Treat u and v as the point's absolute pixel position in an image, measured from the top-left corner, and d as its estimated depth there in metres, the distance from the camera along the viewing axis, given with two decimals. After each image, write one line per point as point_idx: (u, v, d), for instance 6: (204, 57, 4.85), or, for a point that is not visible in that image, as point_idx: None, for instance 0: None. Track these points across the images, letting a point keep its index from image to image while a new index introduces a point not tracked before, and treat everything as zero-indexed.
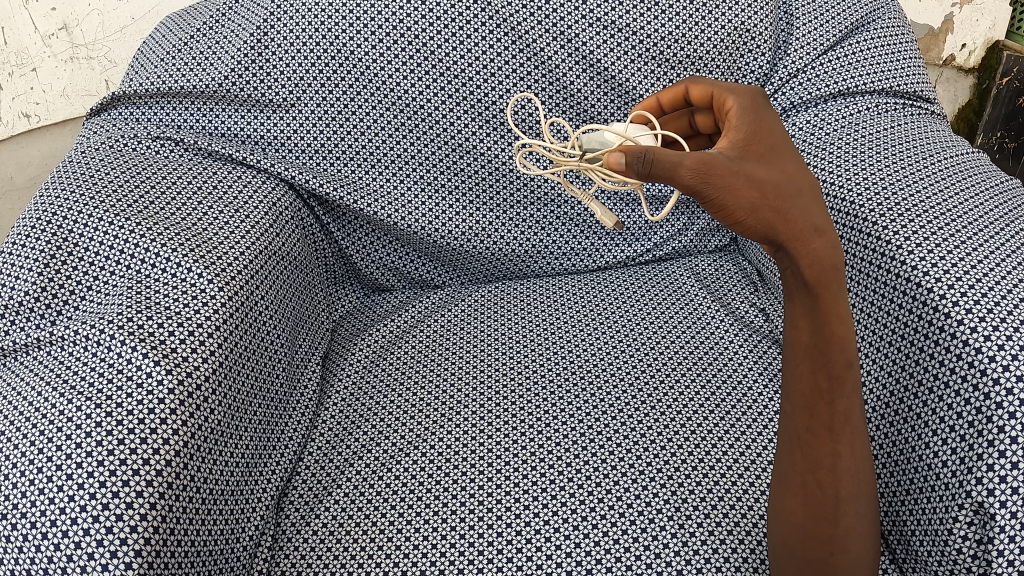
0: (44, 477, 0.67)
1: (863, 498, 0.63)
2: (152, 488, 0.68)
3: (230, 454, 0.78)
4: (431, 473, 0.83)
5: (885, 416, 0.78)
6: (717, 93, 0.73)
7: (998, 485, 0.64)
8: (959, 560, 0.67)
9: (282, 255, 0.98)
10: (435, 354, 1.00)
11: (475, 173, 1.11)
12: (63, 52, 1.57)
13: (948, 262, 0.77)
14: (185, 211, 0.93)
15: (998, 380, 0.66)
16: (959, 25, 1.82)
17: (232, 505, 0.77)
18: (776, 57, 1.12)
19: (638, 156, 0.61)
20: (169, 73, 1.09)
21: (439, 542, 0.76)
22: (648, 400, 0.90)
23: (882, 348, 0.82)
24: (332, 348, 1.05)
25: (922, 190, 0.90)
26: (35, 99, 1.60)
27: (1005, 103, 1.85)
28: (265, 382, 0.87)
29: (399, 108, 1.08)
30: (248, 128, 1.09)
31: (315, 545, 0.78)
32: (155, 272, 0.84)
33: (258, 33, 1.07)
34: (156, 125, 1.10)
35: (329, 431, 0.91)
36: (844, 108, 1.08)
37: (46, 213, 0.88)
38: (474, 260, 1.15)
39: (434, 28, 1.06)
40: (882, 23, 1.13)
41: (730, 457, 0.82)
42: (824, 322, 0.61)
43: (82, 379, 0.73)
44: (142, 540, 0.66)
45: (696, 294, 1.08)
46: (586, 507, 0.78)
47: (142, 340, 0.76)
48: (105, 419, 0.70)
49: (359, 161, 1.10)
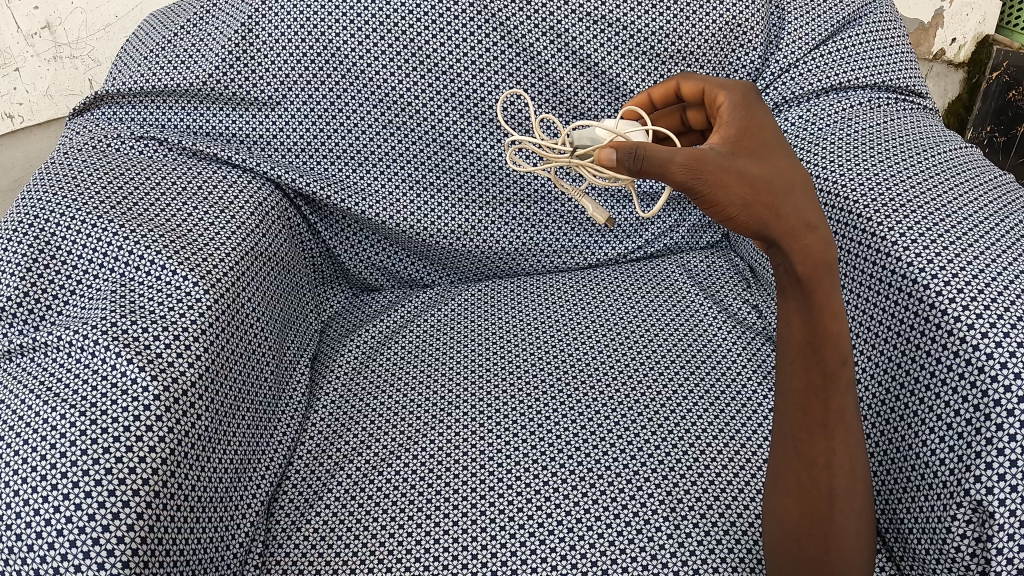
0: (28, 488, 0.65)
1: (858, 495, 0.62)
2: (139, 497, 0.66)
3: (218, 460, 0.76)
4: (422, 476, 0.82)
5: (881, 414, 0.78)
6: (708, 88, 0.72)
7: (997, 483, 0.63)
8: (958, 558, 0.66)
9: (270, 256, 0.96)
10: (426, 355, 0.99)
11: (465, 171, 1.10)
12: (46, 52, 1.55)
13: (944, 258, 0.77)
14: (169, 212, 0.91)
15: (997, 377, 0.66)
16: (949, 20, 1.83)
17: (221, 512, 0.75)
18: (768, 51, 1.12)
19: (629, 152, 0.59)
20: (152, 72, 1.07)
21: (433, 545, 0.75)
22: (641, 399, 0.89)
23: (877, 345, 0.81)
24: (321, 350, 1.03)
25: (916, 186, 0.89)
26: (18, 99, 1.57)
27: (995, 98, 1.84)
28: (253, 385, 0.86)
29: (387, 105, 1.07)
30: (233, 127, 1.07)
31: (306, 550, 0.77)
32: (138, 275, 0.82)
33: (243, 29, 1.05)
34: (140, 124, 1.08)
35: (319, 433, 0.89)
36: (837, 103, 1.07)
37: (28, 216, 0.86)
38: (464, 259, 1.14)
39: (422, 24, 1.05)
40: (875, 17, 1.12)
41: (726, 456, 0.82)
42: (817, 318, 0.61)
43: (65, 386, 0.72)
44: (129, 551, 0.64)
45: (689, 291, 1.07)
46: (580, 509, 0.77)
47: (126, 346, 0.74)
48: (89, 427, 0.68)
49: (347, 160, 1.08)
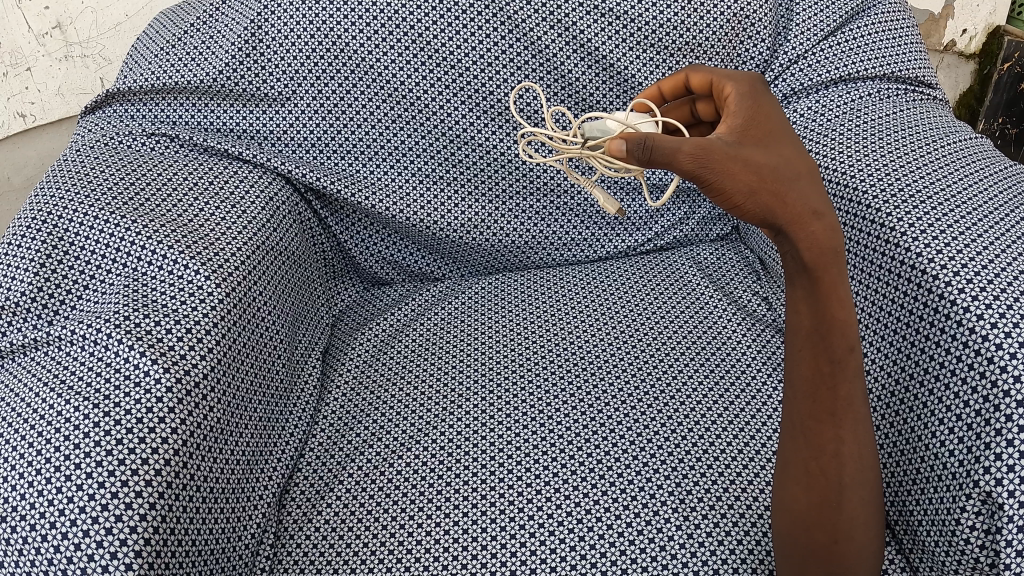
0: (43, 479, 0.66)
1: (866, 480, 0.62)
2: (152, 487, 0.67)
3: (231, 451, 0.77)
4: (432, 467, 0.82)
5: (889, 404, 0.77)
6: (716, 80, 0.73)
7: (1006, 474, 0.63)
8: (968, 550, 0.66)
9: (281, 250, 0.97)
10: (435, 347, 0.99)
11: (474, 164, 1.10)
12: (58, 51, 1.56)
13: (953, 249, 0.76)
14: (180, 207, 0.92)
15: (1006, 368, 0.66)
16: (959, 11, 1.81)
17: (234, 502, 0.76)
18: (776, 42, 1.11)
19: (639, 143, 0.60)
20: (165, 70, 1.08)
21: (441, 538, 0.76)
22: (650, 391, 0.89)
23: (886, 336, 0.81)
24: (332, 343, 1.04)
25: (925, 175, 0.89)
26: (31, 98, 1.59)
27: (1006, 90, 1.83)
28: (265, 379, 0.86)
29: (396, 99, 1.07)
30: (244, 123, 1.08)
31: (317, 542, 0.77)
32: (151, 269, 0.83)
33: (252, 26, 1.06)
34: (151, 120, 1.09)
35: (330, 427, 0.90)
36: (846, 94, 1.07)
37: (42, 211, 0.88)
38: (472, 252, 1.14)
39: (431, 18, 1.05)
40: (883, 8, 1.12)
41: (735, 448, 0.82)
42: (825, 305, 0.61)
43: (81, 378, 0.73)
44: (142, 539, 0.65)
45: (699, 283, 1.07)
46: (589, 499, 0.77)
47: (139, 339, 0.75)
48: (104, 419, 0.69)
49: (356, 155, 1.09)
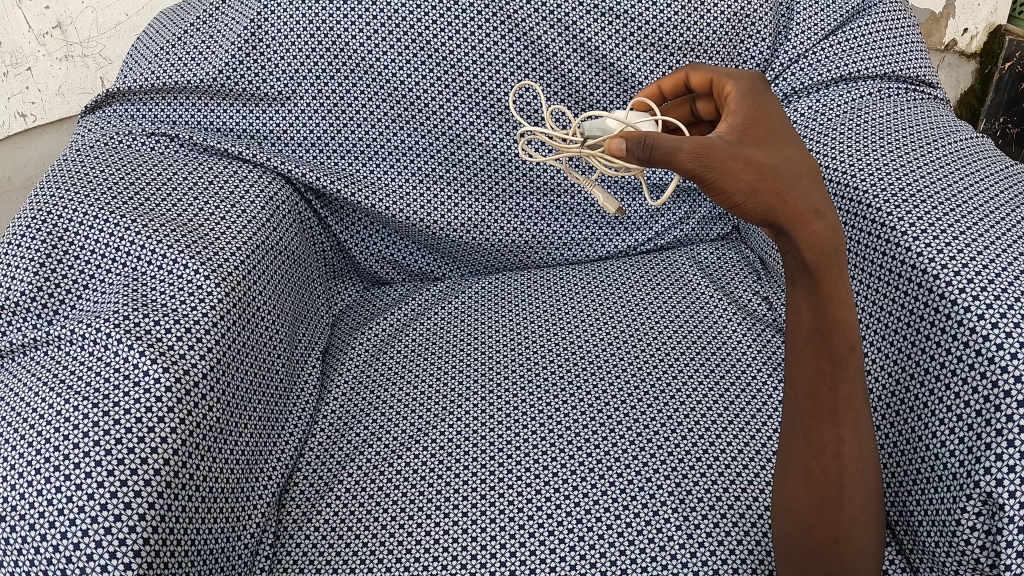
0: (42, 479, 0.66)
1: (866, 480, 0.62)
2: (151, 487, 0.67)
3: (230, 451, 0.77)
4: (432, 467, 0.82)
5: (890, 404, 0.77)
6: (716, 79, 0.73)
7: (1007, 475, 0.63)
8: (969, 550, 0.66)
9: (281, 250, 0.97)
10: (435, 347, 0.99)
11: (474, 164, 1.10)
12: (58, 51, 1.56)
13: (954, 249, 0.76)
14: (180, 207, 0.92)
15: (1007, 368, 0.65)
16: (959, 10, 1.81)
17: (234, 502, 0.76)
18: (777, 41, 1.11)
19: (639, 142, 0.60)
20: (165, 69, 1.08)
21: (440, 537, 0.76)
22: (650, 391, 0.88)
23: (887, 335, 0.81)
24: (332, 343, 1.04)
25: (925, 175, 0.89)
26: (32, 98, 1.59)
27: (1006, 90, 1.82)
28: (265, 379, 0.86)
29: (396, 98, 1.07)
30: (244, 122, 1.08)
31: (317, 542, 0.77)
32: (151, 269, 0.83)
33: (252, 26, 1.06)
34: (151, 120, 1.09)
35: (330, 427, 0.90)
36: (846, 93, 1.07)
37: (42, 211, 0.88)
38: (472, 252, 1.14)
39: (430, 18, 1.05)
40: (883, 7, 1.12)
41: (735, 448, 0.82)
42: (826, 305, 0.61)
43: (80, 378, 0.73)
44: (141, 539, 0.65)
45: (699, 283, 1.06)
46: (589, 499, 0.77)
47: (139, 338, 0.75)
48: (103, 419, 0.69)
49: (356, 155, 1.09)
